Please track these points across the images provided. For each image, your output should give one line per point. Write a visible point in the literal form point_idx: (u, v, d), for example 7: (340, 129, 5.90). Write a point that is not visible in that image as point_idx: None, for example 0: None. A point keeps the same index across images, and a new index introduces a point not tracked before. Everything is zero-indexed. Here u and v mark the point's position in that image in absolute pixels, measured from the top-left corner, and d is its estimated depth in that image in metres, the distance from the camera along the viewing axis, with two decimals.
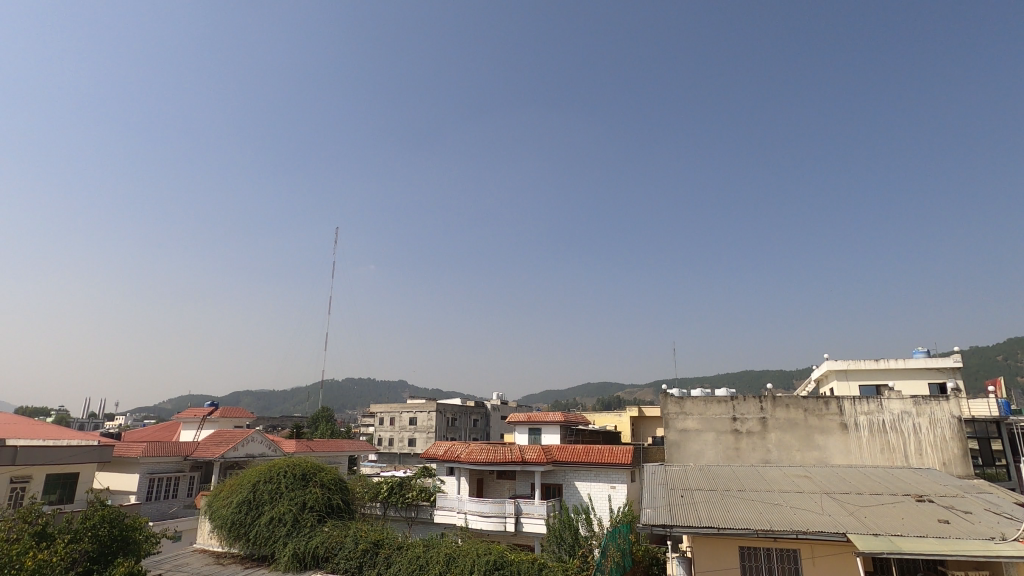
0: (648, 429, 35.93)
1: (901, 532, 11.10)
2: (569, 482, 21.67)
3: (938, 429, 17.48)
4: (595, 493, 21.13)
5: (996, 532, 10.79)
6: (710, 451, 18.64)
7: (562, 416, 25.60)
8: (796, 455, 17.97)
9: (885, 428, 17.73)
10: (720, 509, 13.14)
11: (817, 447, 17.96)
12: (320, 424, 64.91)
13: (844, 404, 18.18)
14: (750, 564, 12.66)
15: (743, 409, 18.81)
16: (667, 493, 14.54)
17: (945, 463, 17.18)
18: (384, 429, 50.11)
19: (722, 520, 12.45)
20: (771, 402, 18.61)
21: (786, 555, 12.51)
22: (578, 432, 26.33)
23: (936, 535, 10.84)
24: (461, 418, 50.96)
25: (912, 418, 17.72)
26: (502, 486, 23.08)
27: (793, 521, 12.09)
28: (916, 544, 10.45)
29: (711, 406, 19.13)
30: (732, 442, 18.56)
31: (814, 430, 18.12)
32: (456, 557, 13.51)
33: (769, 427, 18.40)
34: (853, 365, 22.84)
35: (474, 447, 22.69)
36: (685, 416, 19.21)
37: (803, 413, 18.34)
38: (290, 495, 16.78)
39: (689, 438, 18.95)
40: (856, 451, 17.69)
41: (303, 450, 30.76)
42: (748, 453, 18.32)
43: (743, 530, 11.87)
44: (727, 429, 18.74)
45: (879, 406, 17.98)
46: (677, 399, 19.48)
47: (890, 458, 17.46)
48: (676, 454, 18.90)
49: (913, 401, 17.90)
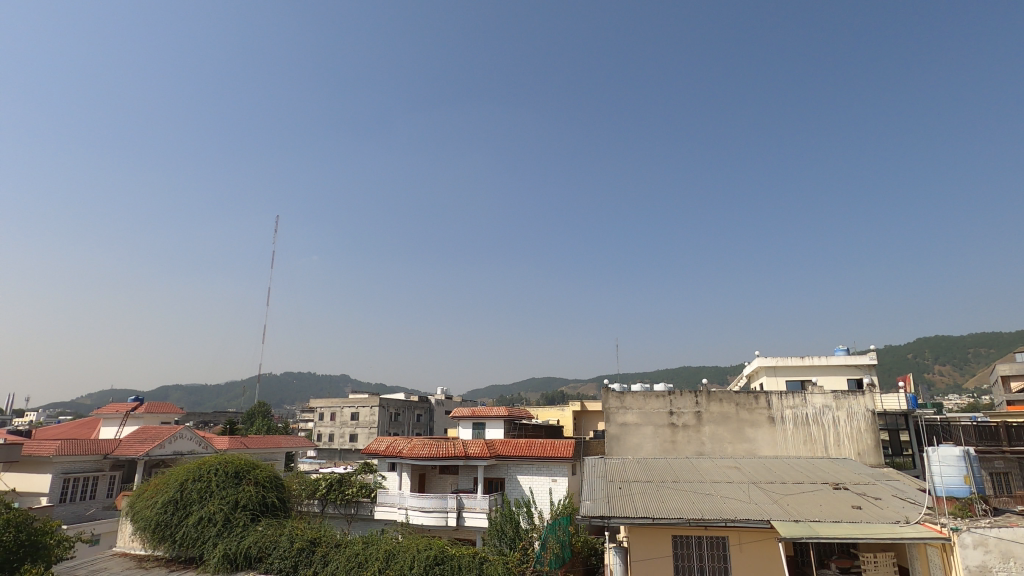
0: (590, 423, 36.70)
1: (820, 518, 11.84)
2: (511, 476, 21.83)
3: (854, 421, 18.76)
4: (537, 486, 21.43)
5: (901, 515, 11.72)
6: (648, 444, 19.23)
7: (507, 411, 25.78)
8: (727, 447, 18.84)
9: (809, 421, 18.84)
10: (656, 500, 13.59)
11: (747, 439, 18.88)
12: (257, 419, 62.40)
13: (772, 398, 19.19)
14: (682, 552, 13.16)
15: (679, 403, 19.50)
16: (606, 486, 14.91)
17: (860, 453, 18.47)
18: (324, 424, 48.80)
19: (657, 511, 12.88)
20: (706, 396, 19.40)
21: (715, 543, 13.10)
22: (522, 427, 26.58)
23: (850, 520, 11.65)
24: (404, 413, 50.37)
25: (832, 411, 18.91)
26: (444, 481, 23.01)
27: (722, 510, 12.68)
28: (832, 529, 11.19)
29: (650, 400, 19.74)
30: (669, 435, 19.23)
31: (745, 423, 19.04)
32: (396, 553, 13.33)
33: (704, 420, 19.19)
34: (781, 362, 24.19)
35: (416, 442, 22.48)
36: (625, 410, 19.74)
37: (735, 407, 19.23)
38: (221, 493, 16.07)
39: (628, 432, 19.50)
40: (782, 443, 18.73)
41: (237, 447, 29.54)
42: (683, 446, 19.03)
43: (676, 519, 12.34)
44: (665, 422, 19.40)
45: (803, 400, 19.08)
46: (618, 394, 19.98)
47: (813, 449, 18.57)
48: (616, 447, 19.41)
49: (834, 396, 19.10)
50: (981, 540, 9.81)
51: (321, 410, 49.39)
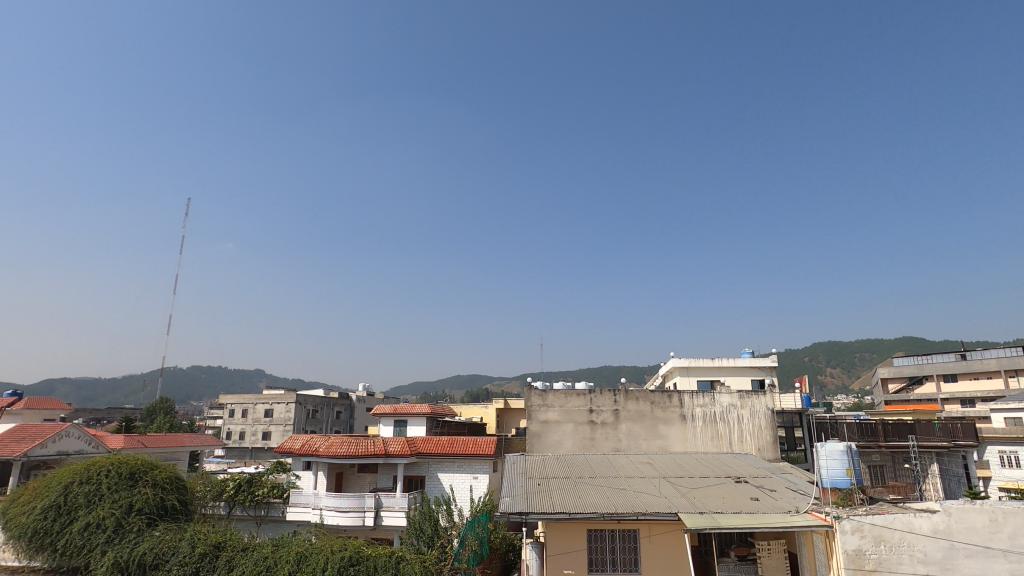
0: (512, 421, 37.00)
1: (722, 510, 12.61)
2: (432, 474, 21.62)
3: (756, 419, 20.16)
4: (457, 484, 21.38)
5: (792, 506, 12.73)
6: (568, 441, 19.70)
7: (430, 408, 25.51)
8: (642, 444, 19.67)
9: (716, 419, 20.03)
10: (572, 495, 13.95)
11: (660, 436, 19.81)
12: (158, 416, 57.86)
13: (684, 397, 20.22)
14: (596, 545, 13.62)
15: (599, 402, 20.11)
16: (526, 482, 15.12)
17: (760, 448, 19.88)
18: (234, 421, 46.08)
19: (574, 506, 13.24)
20: (624, 395, 20.12)
21: (627, 535, 13.66)
22: (444, 424, 26.34)
23: (748, 511, 12.52)
24: (323, 410, 48.61)
25: (736, 410, 20.20)
26: (363, 480, 22.40)
27: (635, 504, 13.21)
28: (732, 520, 11.97)
29: (571, 398, 20.22)
30: (588, 432, 19.80)
31: (659, 421, 19.96)
32: (308, 556, 12.84)
33: (621, 417, 19.93)
34: (693, 363, 25.61)
35: (334, 440, 21.79)
36: (547, 408, 20.08)
37: (650, 405, 20.09)
38: (113, 497, 14.81)
39: (550, 429, 19.87)
40: (691, 439, 19.80)
41: (134, 446, 27.28)
42: (601, 443, 19.67)
43: (591, 514, 12.73)
44: (585, 420, 19.94)
45: (711, 399, 20.25)
46: (541, 392, 20.30)
47: (719, 445, 19.77)
48: (537, 444, 19.72)
49: (739, 395, 20.39)
50: (857, 526, 10.84)
51: (231, 407, 46.58)
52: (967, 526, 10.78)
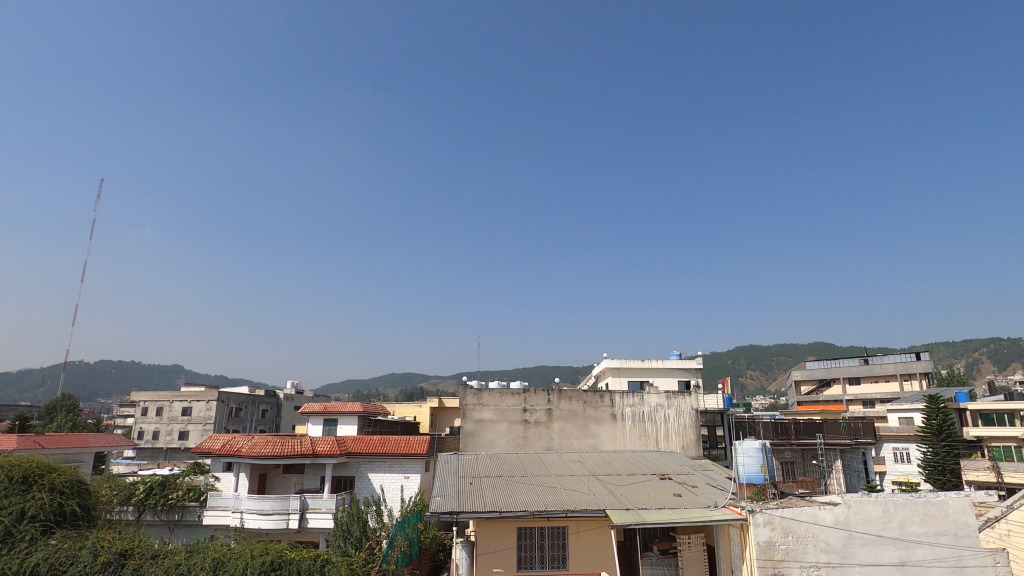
0: (446, 420, 36.68)
1: (647, 506, 13.08)
2: (362, 474, 21.11)
3: (681, 418, 21.05)
4: (388, 484, 20.98)
5: (711, 501, 13.40)
6: (501, 440, 19.79)
7: (362, 407, 24.89)
8: (573, 442, 20.08)
9: (644, 418, 20.74)
10: (504, 494, 14.04)
11: (591, 435, 20.29)
12: (59, 414, 53.19)
13: (615, 397, 20.78)
14: (526, 543, 13.77)
15: (533, 401, 20.32)
16: (458, 482, 15.06)
17: (684, 446, 20.79)
18: (146, 421, 43.02)
19: (505, 504, 13.33)
20: (557, 395, 20.44)
21: (556, 532, 13.89)
22: (376, 423, 25.77)
23: (671, 506, 13.07)
24: (247, 408, 46.31)
25: (664, 409, 21.00)
26: (288, 481, 21.55)
27: (564, 502, 13.48)
28: (655, 515, 12.45)
29: (506, 397, 20.30)
30: (521, 431, 19.97)
31: (590, 420, 20.42)
32: (225, 561, 12.18)
33: (554, 417, 20.24)
34: (625, 363, 26.41)
35: (257, 440, 20.80)
36: (481, 407, 20.06)
37: (582, 405, 20.52)
38: (2, 503, 13.47)
39: (483, 428, 19.88)
40: (621, 438, 20.39)
41: (29, 447, 24.92)
42: (534, 441, 19.90)
43: (522, 512, 12.87)
44: (518, 419, 20.10)
45: (640, 399, 20.94)
46: (475, 391, 20.25)
47: (646, 443, 20.48)
48: (471, 443, 19.68)
49: (666, 396, 21.21)
50: (769, 519, 11.53)
51: (143, 405, 43.47)
52: (864, 517, 11.74)
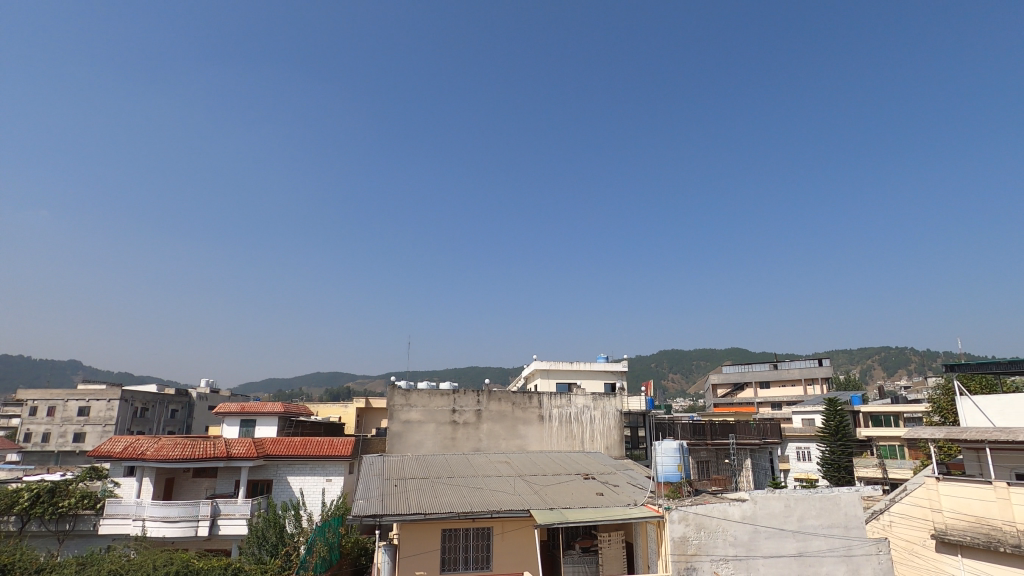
0: (372, 421, 35.80)
1: (571, 505, 13.36)
2: (281, 477, 20.21)
3: (606, 420, 21.70)
4: (308, 487, 20.22)
5: (631, 499, 13.89)
6: (429, 442, 19.56)
7: (283, 407, 23.86)
8: (501, 443, 20.18)
9: (571, 419, 21.19)
10: (430, 495, 13.90)
11: (519, 435, 20.47)
12: None
13: (543, 399, 21.06)
14: (449, 545, 13.70)
15: (462, 402, 20.25)
16: (383, 484, 14.75)
17: (608, 446, 21.44)
18: (35, 421, 39.09)
19: (430, 506, 13.20)
20: (487, 396, 20.51)
21: (480, 533, 13.90)
22: (298, 424, 24.75)
23: (593, 505, 13.43)
24: (154, 408, 43.14)
25: (590, 411, 21.54)
26: (198, 486, 20.28)
27: (490, 502, 13.54)
28: (578, 514, 12.75)
29: (435, 398, 20.10)
30: (449, 432, 19.84)
31: (519, 421, 20.61)
32: (123, 573, 11.23)
33: (483, 418, 20.27)
34: (554, 365, 26.87)
35: (165, 442, 19.40)
36: (409, 408, 19.76)
37: (511, 406, 20.67)
38: None
39: (411, 429, 19.58)
40: (548, 438, 20.71)
41: None
42: (462, 442, 19.83)
43: (447, 514, 12.80)
44: (447, 420, 19.95)
45: (568, 400, 21.38)
46: (404, 392, 19.90)
47: (572, 443, 20.95)
48: (397, 444, 19.32)
49: (593, 397, 21.78)
50: (683, 516, 12.10)
51: (32, 404, 39.47)
52: (768, 512, 12.56)
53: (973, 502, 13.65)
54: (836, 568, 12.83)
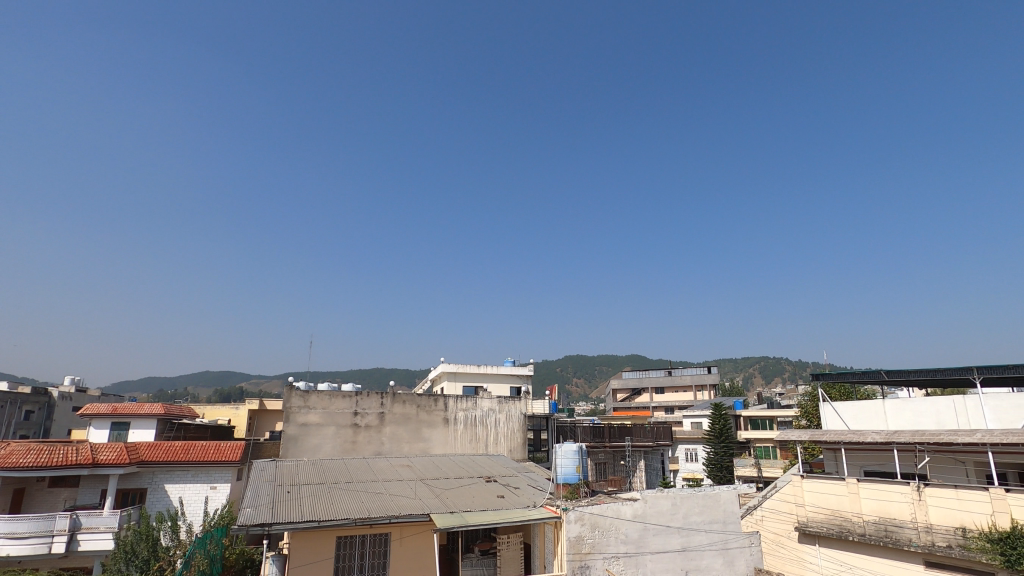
0: (265, 423, 33.76)
1: (471, 508, 13.38)
2: (157, 485, 18.45)
3: (511, 423, 21.97)
4: (189, 496, 18.64)
5: (531, 501, 14.18)
6: (327, 446, 18.75)
7: (163, 409, 21.85)
8: (404, 446, 19.79)
9: (476, 422, 21.21)
10: (325, 502, 13.32)
11: (423, 439, 20.17)
12: None
13: (449, 401, 20.90)
14: (344, 552, 13.20)
15: (364, 404, 19.62)
16: (273, 490, 13.91)
17: (511, 450, 21.73)
18: None
19: (325, 513, 12.66)
20: (391, 398, 20.03)
21: (378, 539, 13.50)
22: (180, 428, 22.78)
23: (493, 507, 13.54)
24: (3, 409, 37.81)
25: (495, 414, 21.69)
26: (55, 497, 18.00)
27: (389, 507, 13.24)
28: (478, 517, 12.80)
29: (335, 400, 19.25)
30: (350, 435, 19.14)
31: (423, 424, 20.31)
32: None
33: (386, 420, 19.75)
34: (461, 368, 26.83)
35: (15, 448, 17.05)
36: (308, 410, 18.82)
37: (416, 409, 20.33)
38: None
39: (308, 432, 18.66)
40: (452, 442, 20.59)
41: None
42: (363, 446, 19.22)
43: (342, 521, 12.34)
44: (347, 423, 19.23)
45: (474, 404, 21.37)
46: (302, 393, 18.91)
47: (476, 446, 20.99)
48: (292, 449, 18.33)
49: (498, 400, 21.94)
50: (580, 516, 12.49)
51: None
52: (657, 510, 13.33)
53: (830, 497, 15.33)
54: (715, 560, 13.93)
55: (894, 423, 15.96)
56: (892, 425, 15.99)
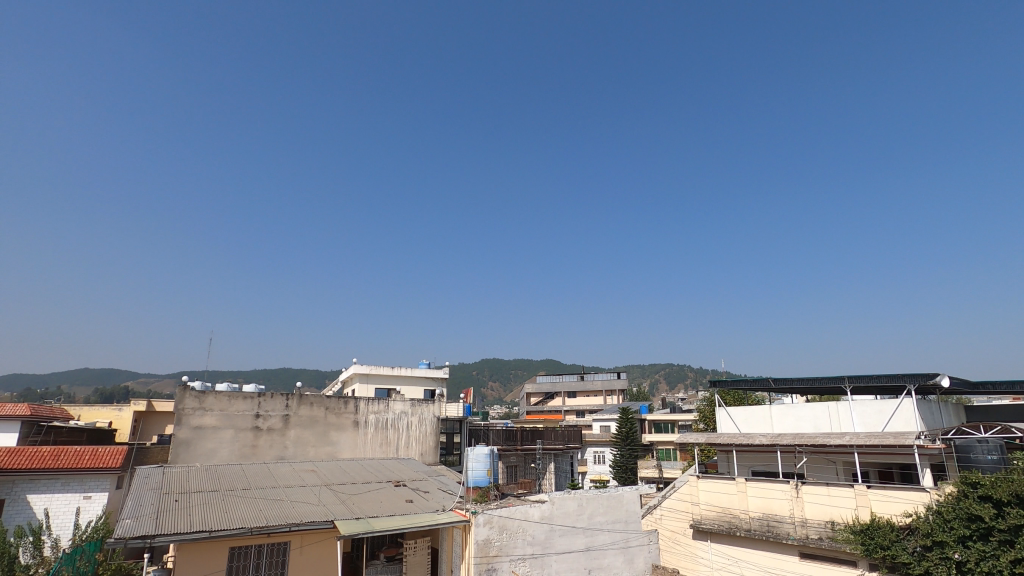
0: (152, 427, 30.98)
1: (378, 513, 13.05)
2: (18, 496, 16.37)
3: (423, 426, 21.65)
4: (57, 507, 16.73)
5: (440, 505, 14.07)
6: (224, 450, 17.56)
7: (30, 409, 19.46)
8: (309, 451, 18.94)
9: (387, 425, 20.72)
10: (218, 510, 12.46)
11: (330, 442, 19.41)
12: None
13: (359, 403, 20.26)
14: (237, 564, 12.40)
15: (267, 406, 18.55)
16: (159, 499, 12.80)
17: (422, 453, 21.43)
18: None
19: (218, 522, 11.84)
20: (297, 400, 19.10)
21: (275, 549, 12.80)
22: (49, 431, 20.38)
23: (401, 512, 13.28)
24: None
25: (407, 417, 21.30)
26: None
27: (289, 514, 12.61)
28: (385, 522, 12.50)
29: (235, 401, 18.04)
30: (250, 439, 18.03)
31: (331, 427, 19.54)
32: None
33: (291, 423, 18.80)
34: (374, 369, 26.09)
35: None
36: (203, 412, 17.52)
37: (324, 411, 19.52)
38: None
39: (203, 436, 17.36)
40: (361, 445, 19.98)
41: None
42: (264, 450, 18.17)
43: (237, 530, 11.60)
44: (248, 426, 18.10)
45: (385, 406, 20.85)
46: (197, 393, 17.55)
47: (386, 450, 20.50)
48: (183, 453, 16.97)
49: (411, 403, 21.56)
50: (488, 519, 12.53)
51: None
52: (564, 511, 13.66)
53: (721, 496, 16.44)
54: (616, 558, 14.50)
55: (778, 427, 17.41)
56: (776, 428, 17.43)
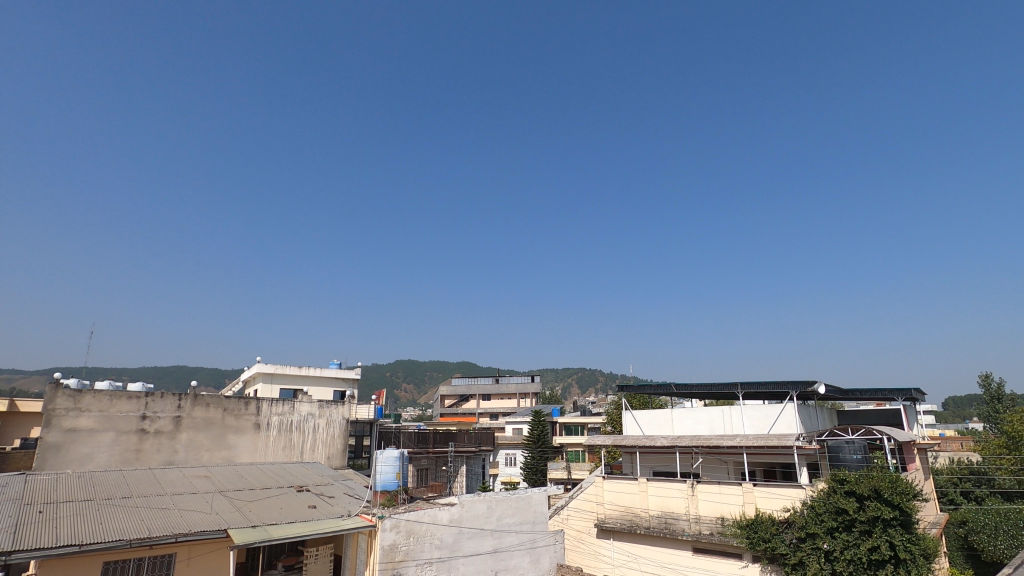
0: (14, 429, 27.46)
1: (277, 520, 12.38)
2: None
3: (330, 429, 20.81)
4: None
5: (345, 510, 13.59)
6: (102, 455, 15.93)
7: None
8: (203, 455, 17.62)
9: (292, 428, 19.74)
10: (91, 521, 11.28)
11: (227, 446, 18.17)
12: None
13: (262, 405, 19.14)
14: None
15: (156, 407, 17.06)
16: (18, 510, 11.37)
17: (329, 457, 20.60)
18: None
19: (90, 534, 10.72)
20: (191, 401, 17.72)
21: (157, 562, 11.78)
22: None
23: (302, 518, 12.69)
24: None
25: (313, 419, 20.41)
26: None
27: (175, 524, 11.67)
28: (284, 530, 11.88)
29: (117, 401, 16.43)
30: (133, 443, 16.48)
31: (228, 430, 18.29)
32: None
33: (182, 426, 17.39)
34: (279, 369, 24.84)
35: None
36: (78, 414, 15.80)
37: (221, 412, 18.27)
38: None
39: (77, 440, 15.66)
40: (261, 449, 18.88)
41: None
42: (149, 455, 16.67)
43: (113, 543, 10.56)
44: (131, 429, 16.54)
45: (290, 408, 19.83)
46: (72, 393, 15.80)
47: (288, 454, 19.53)
48: (51, 459, 15.20)
49: (318, 405, 20.69)
50: (395, 523, 12.27)
51: None
52: (473, 513, 13.69)
53: (624, 496, 17.15)
54: (522, 559, 14.71)
55: (678, 429, 18.44)
56: (676, 430, 18.44)
